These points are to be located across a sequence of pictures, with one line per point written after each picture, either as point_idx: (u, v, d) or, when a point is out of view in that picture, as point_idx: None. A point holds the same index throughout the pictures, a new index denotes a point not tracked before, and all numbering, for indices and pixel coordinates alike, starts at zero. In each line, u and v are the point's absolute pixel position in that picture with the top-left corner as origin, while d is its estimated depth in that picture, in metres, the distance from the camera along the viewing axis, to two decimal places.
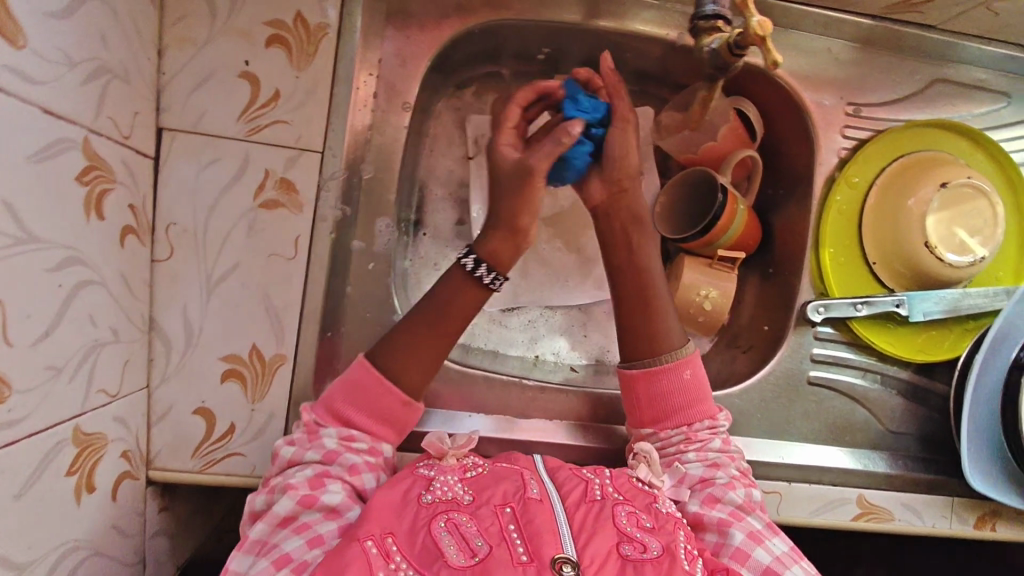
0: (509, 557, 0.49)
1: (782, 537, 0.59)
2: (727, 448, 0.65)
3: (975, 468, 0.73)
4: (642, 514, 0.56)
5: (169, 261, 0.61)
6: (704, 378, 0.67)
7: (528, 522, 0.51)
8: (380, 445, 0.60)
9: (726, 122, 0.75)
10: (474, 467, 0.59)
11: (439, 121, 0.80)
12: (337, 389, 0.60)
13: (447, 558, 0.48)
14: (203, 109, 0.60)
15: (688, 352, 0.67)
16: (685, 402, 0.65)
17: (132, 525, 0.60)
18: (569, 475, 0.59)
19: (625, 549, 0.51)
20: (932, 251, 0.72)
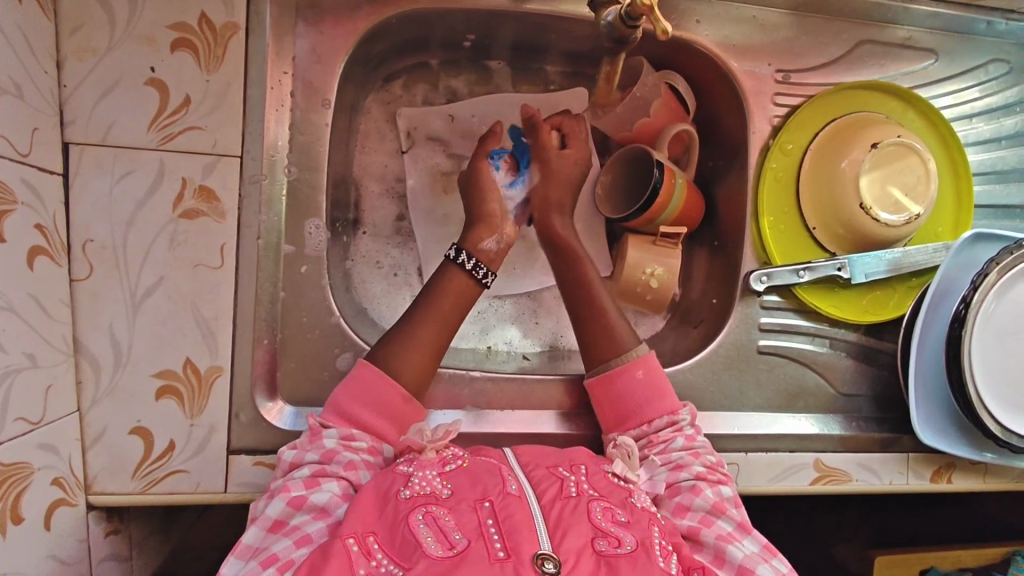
0: (486, 553, 0.47)
1: (754, 537, 0.58)
2: (690, 444, 0.64)
3: (924, 424, 0.73)
4: (618, 510, 0.54)
5: (88, 279, 0.59)
6: (661, 377, 0.68)
7: (507, 516, 0.50)
8: (380, 444, 0.60)
9: (659, 97, 0.76)
10: (455, 460, 0.58)
11: (371, 117, 0.79)
12: (342, 393, 0.61)
13: (425, 549, 0.47)
14: (110, 120, 0.59)
15: (639, 353, 0.68)
16: (644, 399, 0.66)
17: (77, 553, 0.58)
18: (545, 474, 0.57)
19: (600, 544, 0.49)
20: (868, 212, 0.72)
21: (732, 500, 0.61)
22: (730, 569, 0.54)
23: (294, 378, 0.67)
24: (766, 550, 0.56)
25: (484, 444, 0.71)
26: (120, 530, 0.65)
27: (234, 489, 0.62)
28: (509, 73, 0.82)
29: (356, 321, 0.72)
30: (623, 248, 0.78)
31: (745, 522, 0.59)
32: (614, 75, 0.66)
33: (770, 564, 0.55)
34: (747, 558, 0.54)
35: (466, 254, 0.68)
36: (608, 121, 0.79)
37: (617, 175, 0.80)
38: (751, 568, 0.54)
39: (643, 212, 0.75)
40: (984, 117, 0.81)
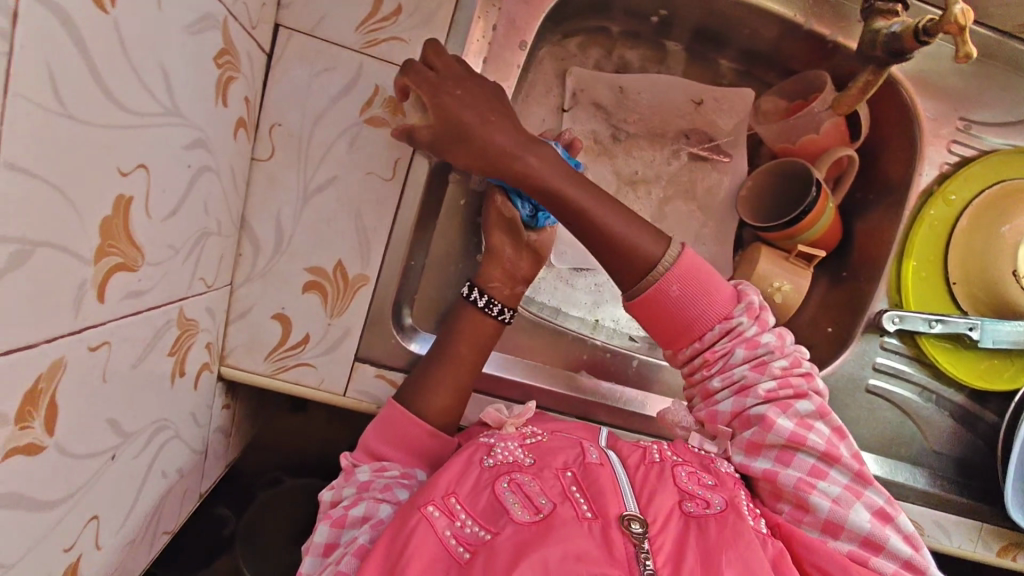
0: (574, 514, 0.48)
1: (857, 476, 0.56)
2: (750, 351, 0.58)
3: (1017, 503, 0.73)
4: (703, 474, 0.56)
5: (268, 161, 0.61)
6: (697, 271, 0.59)
7: (591, 482, 0.52)
8: (413, 470, 0.61)
9: (833, 118, 0.74)
10: (534, 435, 0.60)
11: (541, 68, 0.79)
12: (370, 432, 0.62)
13: (512, 514, 0.49)
14: (323, 12, 0.60)
15: (673, 259, 0.59)
16: (709, 321, 0.59)
17: (205, 417, 0.60)
18: (629, 446, 0.60)
19: (688, 506, 0.51)
20: (1019, 282, 0.71)
21: (831, 423, 0.57)
22: (816, 526, 0.54)
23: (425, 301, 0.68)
24: (856, 483, 0.55)
25: None
26: (230, 406, 0.68)
27: (353, 394, 0.64)
28: (682, 58, 0.82)
29: None
30: (755, 257, 0.78)
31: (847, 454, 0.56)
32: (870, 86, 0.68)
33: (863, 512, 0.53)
34: (835, 508, 0.53)
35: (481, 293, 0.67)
36: (771, 128, 0.79)
37: (765, 183, 0.79)
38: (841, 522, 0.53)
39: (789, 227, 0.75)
40: None
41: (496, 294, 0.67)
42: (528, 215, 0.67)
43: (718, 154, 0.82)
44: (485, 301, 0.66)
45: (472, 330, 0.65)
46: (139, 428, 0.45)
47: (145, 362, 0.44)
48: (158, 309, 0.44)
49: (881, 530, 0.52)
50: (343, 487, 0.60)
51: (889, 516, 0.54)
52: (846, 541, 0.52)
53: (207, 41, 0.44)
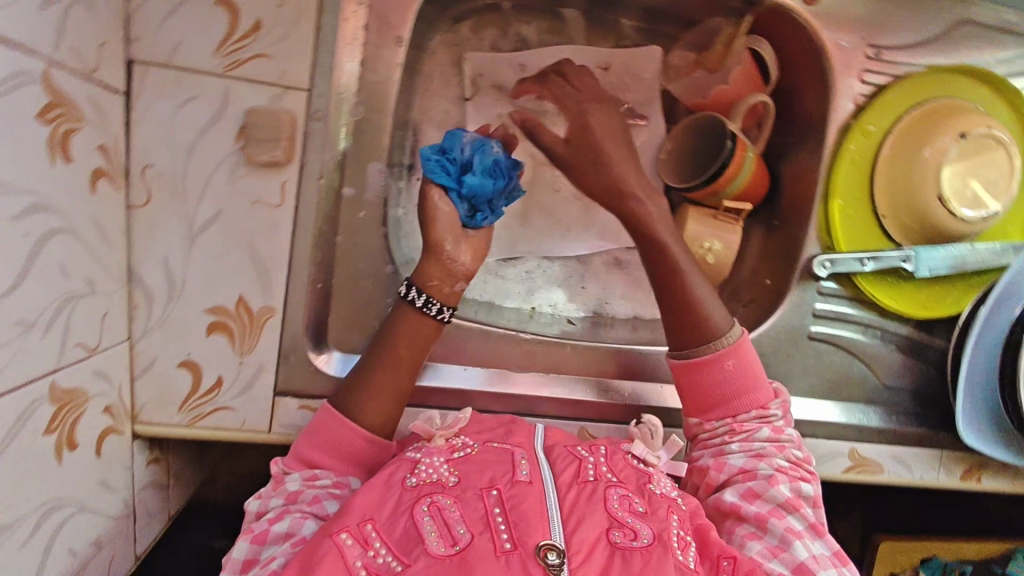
0: (492, 546, 0.46)
1: (824, 540, 0.56)
2: (776, 437, 0.62)
3: (968, 424, 0.72)
4: (636, 500, 0.54)
5: (145, 207, 0.57)
6: (752, 368, 0.63)
7: (514, 506, 0.49)
8: (347, 478, 0.58)
9: (740, 63, 0.71)
10: (463, 448, 0.58)
11: (434, 57, 0.73)
12: (303, 440, 0.59)
13: (426, 545, 0.47)
14: (177, 39, 0.55)
15: (734, 339, 0.63)
16: (732, 393, 0.63)
17: (122, 478, 0.58)
18: (562, 458, 0.57)
19: (615, 536, 0.49)
20: (945, 205, 0.69)
21: (810, 499, 0.60)
22: (789, 565, 0.53)
23: (341, 324, 0.65)
24: (836, 558, 0.55)
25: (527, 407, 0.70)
26: (160, 459, 0.66)
27: (278, 430, 0.62)
28: (582, 25, 0.76)
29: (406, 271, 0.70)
30: (681, 220, 0.76)
31: (818, 525, 0.58)
32: None
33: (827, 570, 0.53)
34: (810, 559, 0.54)
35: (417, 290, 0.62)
36: (682, 84, 0.77)
37: (691, 139, 0.76)
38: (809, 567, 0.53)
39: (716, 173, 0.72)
40: None
41: (436, 293, 0.62)
42: (466, 215, 0.63)
43: (634, 119, 0.78)
44: (424, 300, 0.61)
45: (414, 340, 0.61)
46: (16, 519, 0.43)
47: (9, 447, 0.42)
48: (15, 392, 0.42)
49: None
50: (270, 497, 0.57)
51: None
52: None
53: (23, 99, 0.41)
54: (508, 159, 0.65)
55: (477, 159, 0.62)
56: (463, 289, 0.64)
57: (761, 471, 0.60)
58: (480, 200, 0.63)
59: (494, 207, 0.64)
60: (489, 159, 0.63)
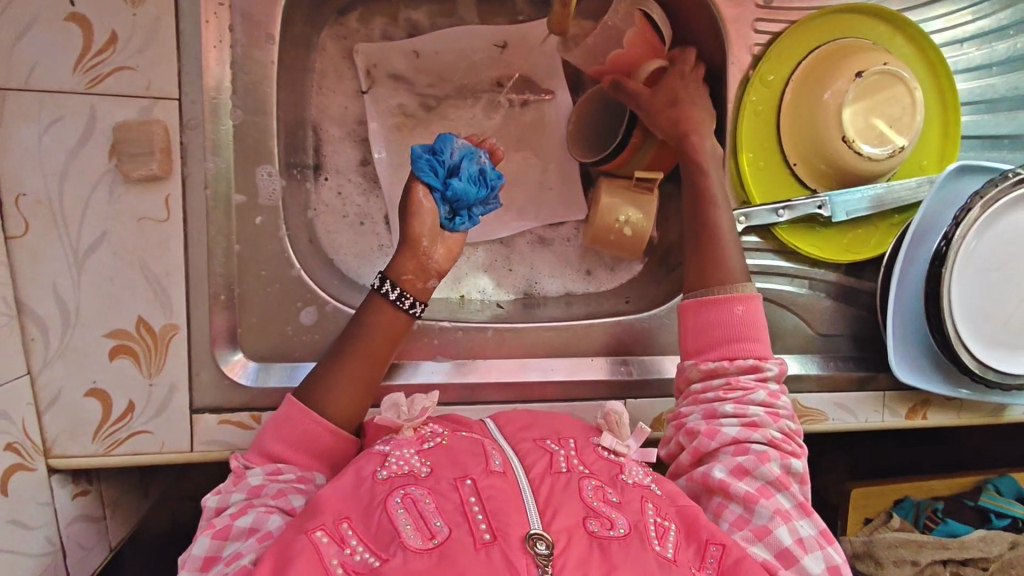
0: (471, 539, 0.44)
1: (811, 519, 0.56)
2: (772, 402, 0.61)
3: (900, 360, 0.72)
4: (609, 489, 0.53)
5: (25, 236, 0.56)
6: (763, 318, 0.64)
7: (491, 495, 0.47)
8: (312, 473, 0.57)
9: (632, 26, 0.68)
10: (433, 438, 0.56)
11: (325, 54, 0.72)
12: (267, 434, 0.57)
13: (404, 539, 0.45)
14: (32, 61, 0.54)
15: (746, 289, 0.64)
16: (739, 336, 0.63)
17: (39, 516, 0.57)
18: (533, 446, 0.55)
19: (592, 525, 0.47)
20: (850, 145, 0.69)
21: (799, 475, 0.59)
22: (773, 547, 0.53)
23: (254, 333, 0.63)
24: (822, 535, 0.54)
25: (460, 396, 0.69)
26: (89, 491, 0.64)
27: (200, 448, 0.61)
28: (472, 3, 0.75)
29: (320, 272, 0.69)
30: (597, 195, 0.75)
31: (805, 505, 0.57)
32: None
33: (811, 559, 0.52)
34: (795, 542, 0.53)
35: (388, 282, 0.61)
36: (578, 52, 0.72)
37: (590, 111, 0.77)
38: (796, 552, 0.52)
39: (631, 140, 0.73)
40: (975, 41, 0.77)
41: (410, 287, 0.61)
42: (447, 217, 0.62)
43: (540, 94, 0.78)
44: (397, 293, 0.61)
45: (383, 331, 0.61)
46: None
47: None
48: None
49: None
50: (230, 492, 0.54)
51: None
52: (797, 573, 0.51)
53: None
54: (495, 171, 0.64)
55: (465, 165, 0.61)
56: (436, 285, 0.63)
57: (755, 445, 0.58)
58: (461, 204, 0.62)
59: (475, 211, 0.63)
60: (475, 166, 0.62)
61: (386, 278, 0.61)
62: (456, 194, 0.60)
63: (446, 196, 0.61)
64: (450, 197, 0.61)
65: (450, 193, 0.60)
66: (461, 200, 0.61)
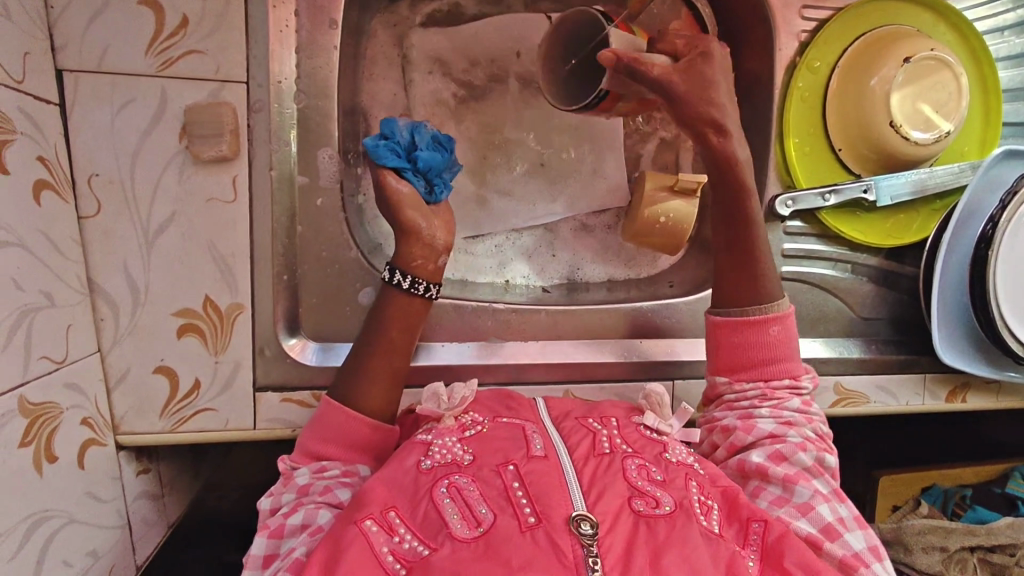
0: (516, 523, 0.45)
1: (847, 505, 0.57)
2: (806, 408, 0.62)
3: (946, 344, 0.73)
4: (653, 467, 0.54)
5: (97, 217, 0.57)
6: (796, 336, 0.64)
7: (535, 480, 0.48)
8: (356, 465, 0.57)
9: (677, 17, 0.74)
10: (474, 426, 0.56)
11: (373, 38, 0.72)
12: (307, 433, 0.58)
13: (450, 528, 0.46)
14: (105, 44, 0.55)
15: (782, 308, 0.63)
16: (774, 358, 0.62)
17: (110, 491, 0.58)
18: (575, 427, 0.57)
19: (637, 504, 0.48)
20: (898, 130, 0.70)
21: (832, 470, 0.60)
22: (816, 524, 0.54)
23: (314, 313, 0.65)
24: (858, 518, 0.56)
25: (510, 375, 0.71)
26: (150, 469, 0.65)
27: (263, 425, 0.62)
28: None
29: (373, 255, 0.70)
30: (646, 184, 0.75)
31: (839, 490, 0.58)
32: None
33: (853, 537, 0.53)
34: (836, 519, 0.54)
35: (397, 271, 0.60)
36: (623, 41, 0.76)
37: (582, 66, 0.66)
38: (835, 526, 0.54)
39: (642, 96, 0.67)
40: (1016, 29, 0.78)
41: (421, 271, 0.61)
42: (426, 191, 0.62)
43: None
44: (409, 281, 0.60)
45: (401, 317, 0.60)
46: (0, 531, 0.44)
47: None
48: None
49: (874, 560, 0.52)
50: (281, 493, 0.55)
51: (881, 555, 0.53)
52: (839, 546, 0.52)
53: None
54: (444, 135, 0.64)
55: (419, 136, 0.61)
56: (446, 264, 0.62)
57: (791, 437, 0.59)
58: (433, 173, 0.62)
59: (446, 176, 0.63)
60: (428, 135, 0.62)
61: (394, 268, 0.60)
62: (423, 163, 0.60)
63: (416, 168, 0.60)
64: (421, 167, 0.60)
65: (417, 162, 0.60)
66: (433, 168, 0.61)
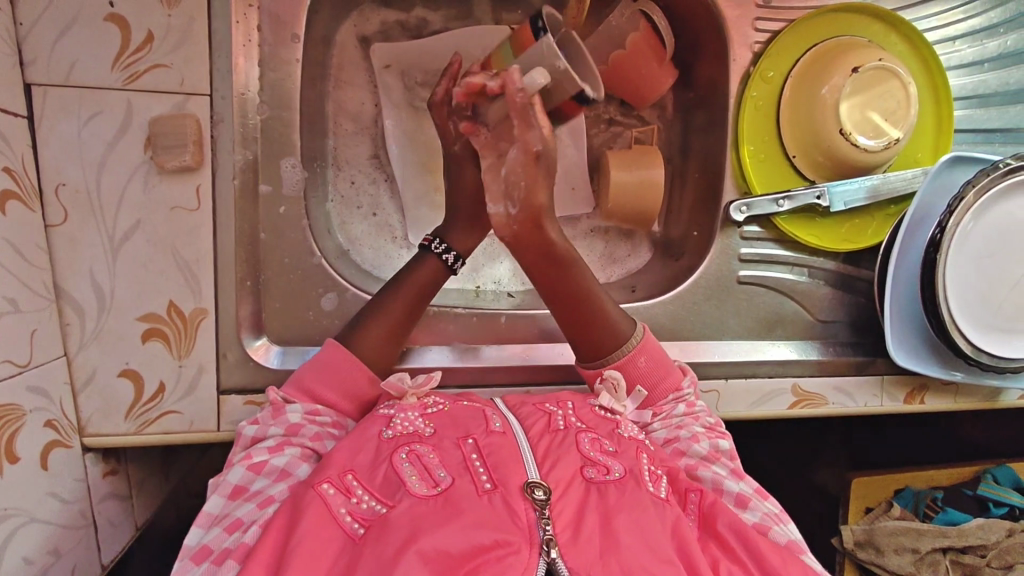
0: (473, 487, 0.46)
1: (746, 482, 0.58)
2: (692, 410, 0.63)
3: (899, 345, 0.75)
4: (606, 440, 0.54)
5: (64, 225, 0.59)
6: (663, 355, 0.65)
7: (491, 451, 0.50)
8: (344, 419, 0.59)
9: (636, 30, 0.72)
10: (435, 404, 0.57)
11: (343, 49, 0.75)
12: (305, 371, 0.60)
13: (409, 487, 0.47)
14: (72, 58, 0.57)
15: (639, 337, 0.64)
16: (650, 385, 0.63)
17: (75, 491, 0.59)
18: (532, 409, 0.57)
19: (589, 472, 0.49)
20: (847, 138, 0.72)
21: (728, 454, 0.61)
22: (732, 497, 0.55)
23: (279, 318, 0.67)
24: (759, 493, 0.57)
25: (474, 380, 0.72)
26: (118, 471, 0.67)
27: (226, 428, 0.64)
28: (487, 6, 0.77)
29: (339, 261, 0.72)
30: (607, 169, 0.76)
31: (739, 470, 0.59)
32: None
33: (764, 505, 0.55)
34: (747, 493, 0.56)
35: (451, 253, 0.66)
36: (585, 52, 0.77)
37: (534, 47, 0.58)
38: (749, 497, 0.55)
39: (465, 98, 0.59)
40: (967, 39, 0.80)
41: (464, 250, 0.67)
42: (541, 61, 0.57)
43: None
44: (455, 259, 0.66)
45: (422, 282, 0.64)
46: None
47: None
48: None
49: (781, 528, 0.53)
50: (268, 424, 0.56)
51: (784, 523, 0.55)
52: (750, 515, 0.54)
53: None
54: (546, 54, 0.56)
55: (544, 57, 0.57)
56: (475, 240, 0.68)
57: (684, 435, 0.61)
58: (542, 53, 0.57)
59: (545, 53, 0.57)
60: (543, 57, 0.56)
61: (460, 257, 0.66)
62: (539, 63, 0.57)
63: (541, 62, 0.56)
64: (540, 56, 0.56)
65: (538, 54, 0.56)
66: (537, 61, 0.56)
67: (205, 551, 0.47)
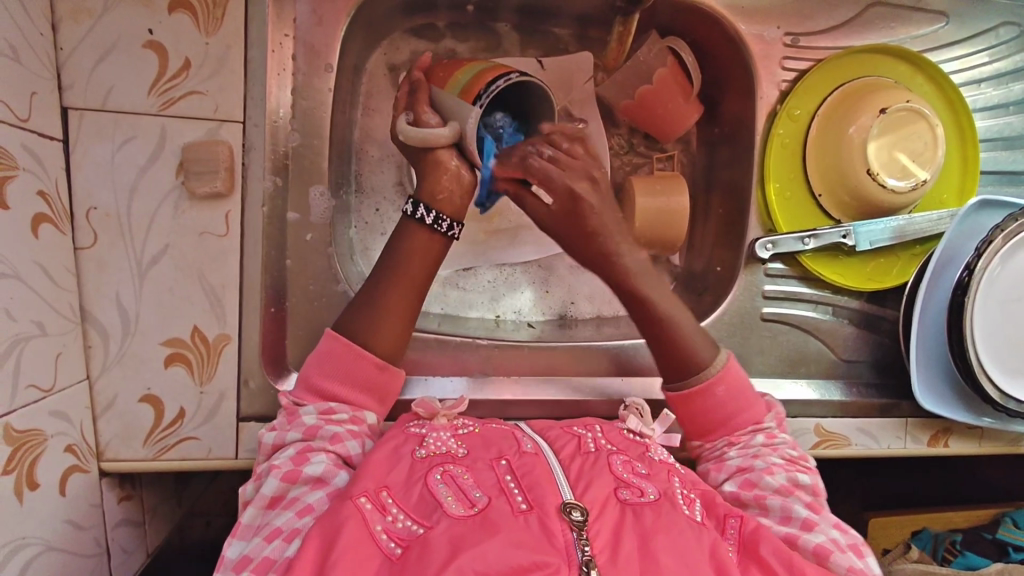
0: (509, 508, 0.45)
1: (823, 515, 0.56)
2: (768, 439, 0.62)
3: (925, 388, 0.74)
4: (637, 463, 0.54)
5: (93, 247, 0.59)
6: (744, 385, 0.64)
7: (525, 472, 0.49)
8: (363, 412, 0.58)
9: (664, 65, 0.73)
10: (466, 425, 0.57)
11: (373, 77, 0.75)
12: (309, 368, 0.58)
13: (445, 508, 0.46)
14: (109, 84, 0.58)
15: (721, 366, 0.63)
16: (731, 415, 0.63)
17: (89, 517, 0.58)
18: (561, 433, 0.57)
19: (622, 494, 0.48)
20: (875, 177, 0.72)
21: (810, 488, 0.58)
22: (797, 524, 0.54)
23: (301, 345, 0.66)
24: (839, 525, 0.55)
25: (494, 412, 0.70)
26: (132, 496, 0.66)
27: (245, 456, 0.63)
28: (516, 39, 0.78)
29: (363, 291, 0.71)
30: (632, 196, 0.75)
31: (817, 503, 0.57)
32: (626, 37, 0.69)
33: (836, 533, 0.53)
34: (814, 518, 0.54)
35: (422, 206, 0.61)
36: (610, 86, 0.77)
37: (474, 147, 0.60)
38: (815, 523, 0.54)
39: (407, 93, 0.63)
40: (993, 82, 0.80)
41: (444, 208, 0.61)
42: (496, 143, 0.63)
43: (572, 121, 0.78)
44: (433, 217, 0.61)
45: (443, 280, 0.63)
46: None
47: None
48: None
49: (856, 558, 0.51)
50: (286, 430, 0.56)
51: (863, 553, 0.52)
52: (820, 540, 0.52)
53: None
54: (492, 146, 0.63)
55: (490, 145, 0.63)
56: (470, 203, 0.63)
57: (758, 466, 0.60)
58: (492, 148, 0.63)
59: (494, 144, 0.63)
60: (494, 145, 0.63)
61: (419, 202, 0.61)
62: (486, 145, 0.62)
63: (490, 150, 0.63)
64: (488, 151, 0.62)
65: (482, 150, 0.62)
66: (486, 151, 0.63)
67: (245, 560, 0.47)
